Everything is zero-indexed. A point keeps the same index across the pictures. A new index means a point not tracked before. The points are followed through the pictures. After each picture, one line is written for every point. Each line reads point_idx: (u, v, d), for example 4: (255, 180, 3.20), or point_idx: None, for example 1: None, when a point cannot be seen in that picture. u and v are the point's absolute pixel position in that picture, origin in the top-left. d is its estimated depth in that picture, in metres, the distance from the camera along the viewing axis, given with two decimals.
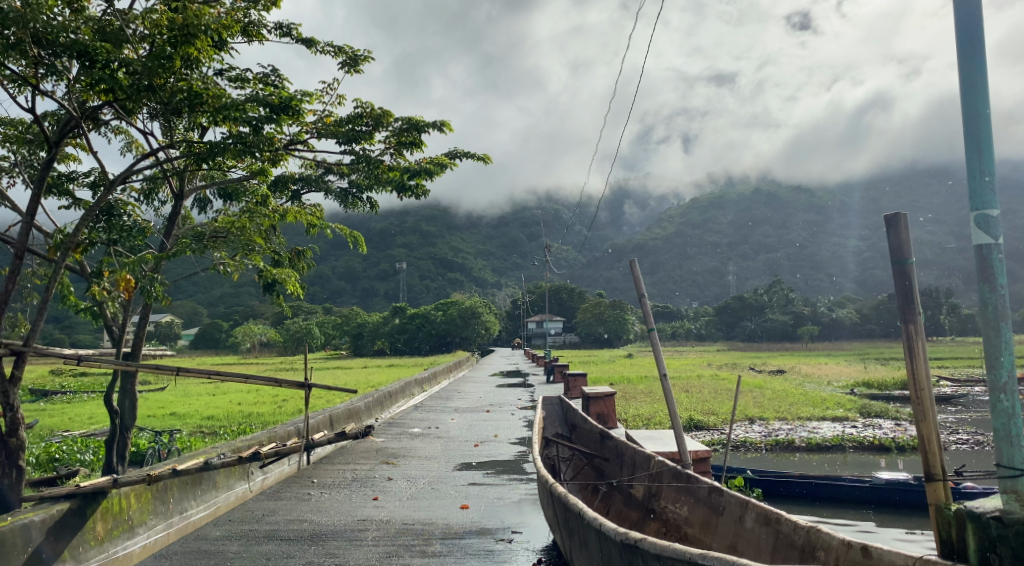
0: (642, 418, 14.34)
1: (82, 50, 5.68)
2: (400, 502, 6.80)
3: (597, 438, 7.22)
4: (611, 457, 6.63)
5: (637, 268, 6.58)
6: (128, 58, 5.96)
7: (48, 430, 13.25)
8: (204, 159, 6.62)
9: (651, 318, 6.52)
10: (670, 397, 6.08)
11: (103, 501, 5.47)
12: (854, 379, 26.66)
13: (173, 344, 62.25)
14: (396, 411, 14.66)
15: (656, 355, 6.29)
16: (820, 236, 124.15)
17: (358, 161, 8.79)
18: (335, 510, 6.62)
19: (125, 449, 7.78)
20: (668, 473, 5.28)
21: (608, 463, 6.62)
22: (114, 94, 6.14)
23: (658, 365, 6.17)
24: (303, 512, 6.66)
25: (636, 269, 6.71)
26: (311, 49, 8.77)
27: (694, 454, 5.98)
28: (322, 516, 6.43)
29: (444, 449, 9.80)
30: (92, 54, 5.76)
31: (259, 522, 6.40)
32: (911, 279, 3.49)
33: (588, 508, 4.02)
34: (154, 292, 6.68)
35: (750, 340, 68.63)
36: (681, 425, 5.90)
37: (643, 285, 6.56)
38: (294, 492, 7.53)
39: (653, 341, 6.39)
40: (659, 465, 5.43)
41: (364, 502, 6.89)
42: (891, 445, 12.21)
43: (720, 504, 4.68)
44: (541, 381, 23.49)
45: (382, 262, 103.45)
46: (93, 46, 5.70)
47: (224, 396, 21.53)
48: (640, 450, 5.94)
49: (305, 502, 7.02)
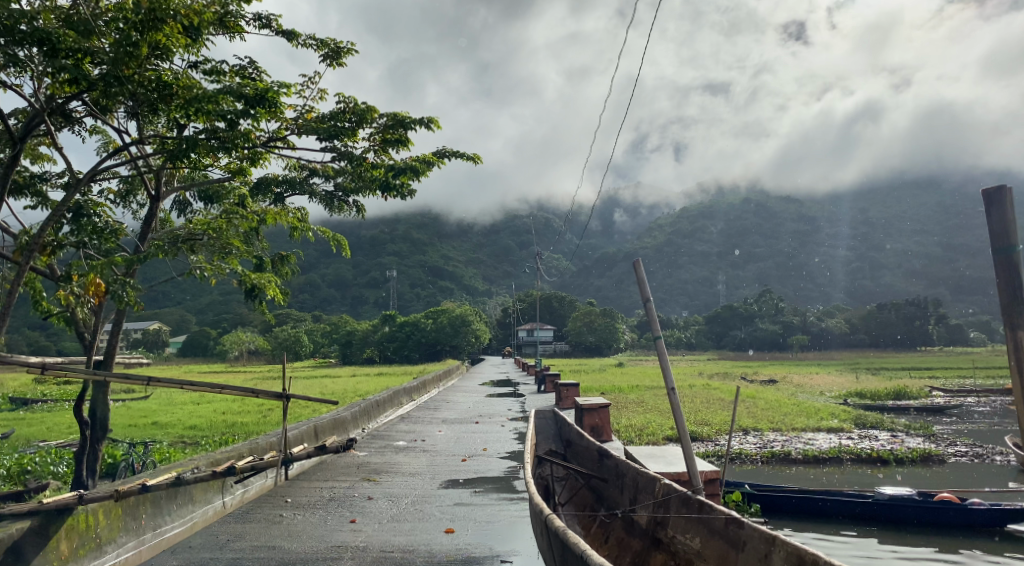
0: (635, 430, 14.05)
1: (45, 38, 5.48)
2: (378, 526, 6.49)
3: (596, 456, 6.89)
4: (610, 479, 6.33)
5: (639, 268, 6.20)
6: (93, 47, 5.71)
7: (26, 439, 12.92)
8: (176, 155, 6.34)
9: (657, 325, 6.13)
10: (678, 416, 5.71)
11: (69, 518, 5.14)
12: (847, 390, 26.49)
13: (159, 352, 61.57)
14: (381, 421, 14.31)
15: (664, 365, 5.88)
16: (809, 246, 125.09)
17: (341, 158, 8.48)
18: (309, 535, 6.27)
19: (95, 461, 7.44)
20: (677, 498, 4.99)
21: (607, 486, 6.33)
22: (81, 86, 5.90)
23: (666, 377, 5.79)
24: (272, 537, 6.28)
25: (641, 272, 6.32)
26: (293, 42, 8.49)
27: (703, 474, 5.71)
28: (293, 543, 6.07)
29: (430, 464, 9.50)
30: (55, 45, 5.53)
31: (222, 549, 6.00)
32: (1017, 273, 3.59)
33: (586, 549, 3.71)
34: (125, 298, 6.37)
35: (740, 349, 68.81)
36: (692, 447, 5.53)
37: (646, 287, 6.16)
38: (267, 512, 7.15)
39: (659, 351, 5.98)
40: (668, 492, 5.14)
41: (341, 524, 6.58)
42: (889, 457, 11.98)
43: (740, 538, 4.38)
44: (532, 390, 23.15)
45: (372, 271, 103.05)
46: (55, 33, 5.48)
47: (207, 405, 21.09)
48: (642, 469, 5.65)
49: (277, 524, 6.67)
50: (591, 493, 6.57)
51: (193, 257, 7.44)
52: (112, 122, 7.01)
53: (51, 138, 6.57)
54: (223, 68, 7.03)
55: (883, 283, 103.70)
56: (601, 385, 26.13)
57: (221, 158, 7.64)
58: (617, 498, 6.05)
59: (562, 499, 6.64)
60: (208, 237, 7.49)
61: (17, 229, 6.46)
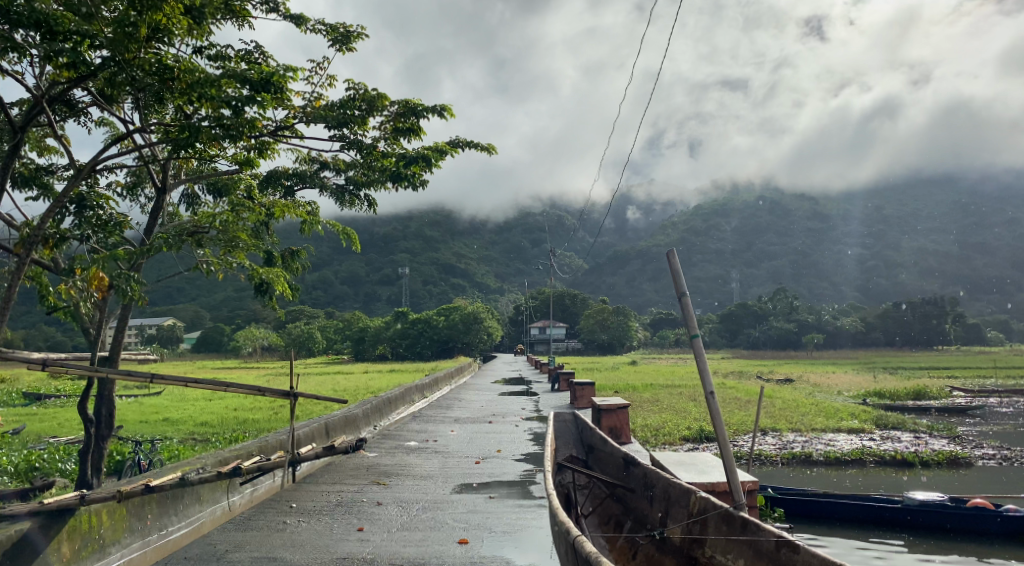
0: (652, 430, 13.80)
1: (43, 21, 5.35)
2: (386, 535, 6.29)
3: (620, 465, 6.61)
4: (637, 488, 6.04)
5: (672, 257, 4.68)
6: (92, 31, 5.60)
7: (36, 436, 12.85)
8: (179, 144, 6.17)
9: (692, 321, 4.74)
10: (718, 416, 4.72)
11: (71, 520, 4.99)
12: (865, 389, 25.98)
13: (174, 347, 62.20)
14: (393, 419, 14.10)
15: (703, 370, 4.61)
16: (824, 244, 124.11)
17: (349, 147, 8.27)
18: (313, 544, 6.07)
19: (100, 460, 7.31)
20: (717, 515, 4.58)
21: (633, 496, 6.07)
22: (81, 70, 5.77)
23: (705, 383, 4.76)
24: (275, 545, 6.05)
25: (672, 257, 4.86)
26: (301, 27, 8.30)
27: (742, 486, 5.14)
28: (296, 553, 5.86)
29: (444, 465, 9.35)
30: (52, 26, 5.40)
31: (221, 559, 5.73)
32: None
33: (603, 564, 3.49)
34: (130, 293, 6.17)
35: (754, 347, 68.18)
36: (730, 452, 4.72)
37: (680, 278, 4.68)
38: (269, 519, 6.87)
39: (697, 352, 4.66)
40: (704, 506, 4.73)
41: (348, 534, 6.36)
42: (914, 460, 11.67)
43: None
44: (544, 389, 22.91)
45: (384, 268, 103.58)
46: (52, 15, 5.37)
47: (220, 401, 21.02)
48: (675, 480, 5.26)
49: (280, 532, 6.44)
50: (615, 503, 6.32)
51: (199, 252, 7.26)
52: (116, 112, 6.88)
53: (52, 127, 6.47)
54: (228, 53, 6.84)
55: (899, 282, 102.87)
56: (616, 383, 25.81)
57: (228, 147, 7.49)
58: (645, 509, 5.74)
59: (584, 510, 6.45)
60: (215, 231, 7.33)
61: (20, 222, 6.34)
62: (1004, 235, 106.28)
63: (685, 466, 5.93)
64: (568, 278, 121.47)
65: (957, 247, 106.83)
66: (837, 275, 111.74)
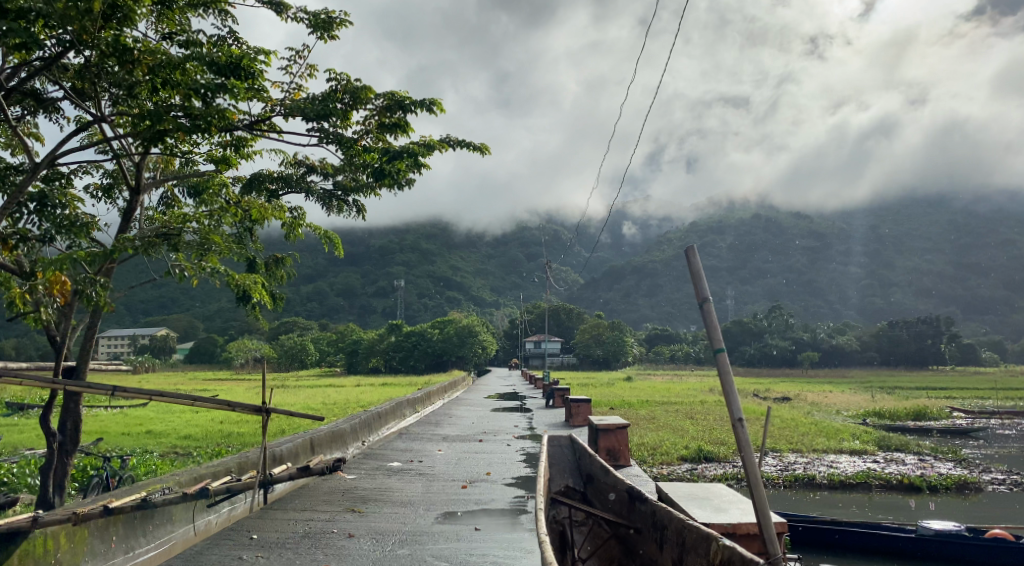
0: (649, 447, 13.52)
1: None
2: None
3: (621, 498, 6.28)
4: (640, 527, 5.67)
5: (692, 258, 4.25)
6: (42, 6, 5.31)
7: (12, 448, 12.48)
8: (142, 130, 5.88)
9: (716, 336, 4.22)
10: (744, 450, 4.02)
11: (23, 543, 4.60)
12: (866, 409, 25.55)
13: (166, 357, 62.07)
14: (381, 435, 13.71)
15: (726, 389, 4.17)
16: (819, 263, 124.47)
17: (331, 140, 7.87)
18: None
19: (64, 477, 6.87)
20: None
21: (634, 535, 5.72)
22: (32, 51, 5.49)
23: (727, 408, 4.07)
24: None
25: (690, 255, 4.42)
26: (282, 15, 7.97)
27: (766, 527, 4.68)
28: None
29: (428, 490, 8.91)
30: None
31: None
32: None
33: None
34: (95, 299, 5.88)
35: (748, 364, 65.51)
36: (758, 493, 4.09)
37: (702, 282, 4.23)
38: (231, 546, 6.35)
39: (720, 368, 4.19)
40: (726, 550, 4.15)
41: None
42: (922, 484, 11.29)
43: None
44: (538, 405, 22.45)
45: (380, 279, 103.92)
46: None
47: (204, 413, 20.40)
48: (690, 521, 4.74)
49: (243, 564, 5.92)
50: (617, 545, 5.96)
51: (174, 256, 6.85)
52: (80, 104, 6.61)
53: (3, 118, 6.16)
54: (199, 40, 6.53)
55: (893, 301, 103.28)
56: (610, 399, 25.28)
57: (202, 144, 7.24)
58: (651, 551, 5.34)
59: (583, 553, 6.10)
60: (189, 232, 6.93)
61: None
62: (999, 257, 107.04)
63: (695, 500, 5.46)
64: (563, 292, 121.55)
65: (952, 267, 107.46)
66: (833, 292, 112.05)
